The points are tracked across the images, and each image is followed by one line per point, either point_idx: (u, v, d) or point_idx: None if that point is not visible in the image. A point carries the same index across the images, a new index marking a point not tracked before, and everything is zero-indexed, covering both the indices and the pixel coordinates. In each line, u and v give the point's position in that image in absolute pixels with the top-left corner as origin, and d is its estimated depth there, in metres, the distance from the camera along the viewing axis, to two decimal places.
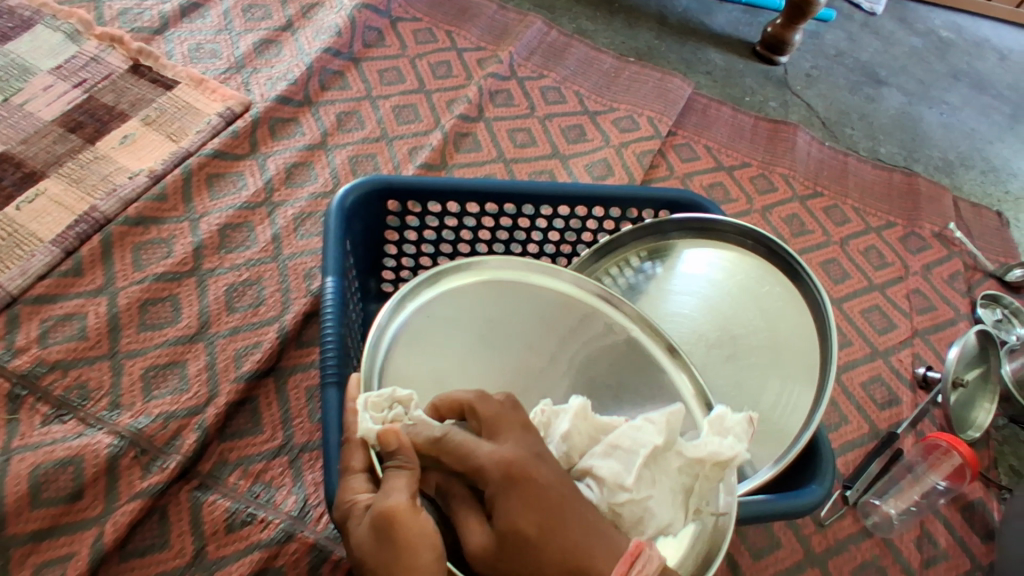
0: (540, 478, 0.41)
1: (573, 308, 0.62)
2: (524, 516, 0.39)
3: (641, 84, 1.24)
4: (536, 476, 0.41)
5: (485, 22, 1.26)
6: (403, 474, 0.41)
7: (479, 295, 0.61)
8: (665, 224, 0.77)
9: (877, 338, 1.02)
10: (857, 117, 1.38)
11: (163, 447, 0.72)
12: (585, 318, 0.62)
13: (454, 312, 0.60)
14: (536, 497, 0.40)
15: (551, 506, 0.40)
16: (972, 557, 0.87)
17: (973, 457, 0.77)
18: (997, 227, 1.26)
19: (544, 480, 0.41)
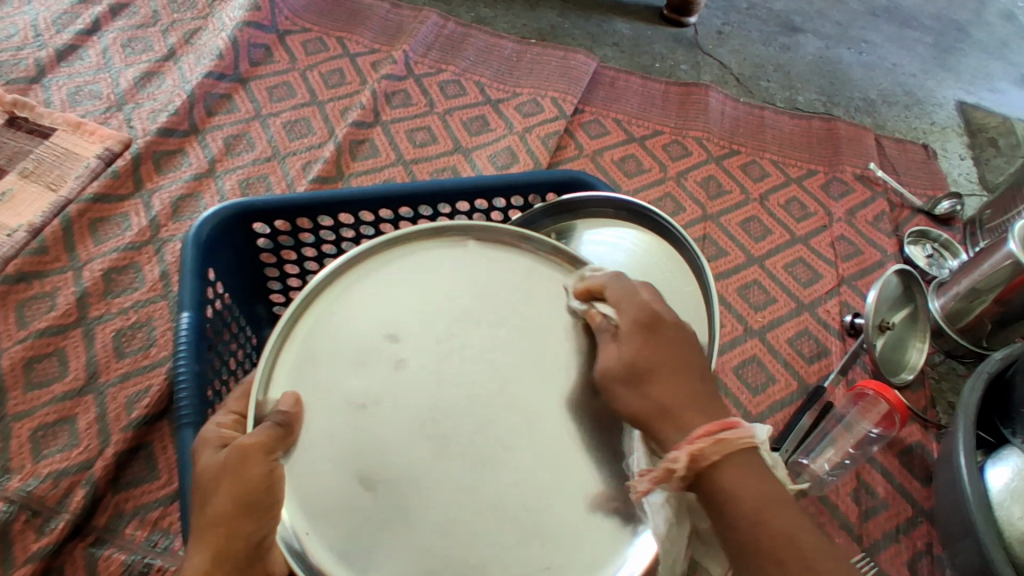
0: (668, 334, 0.43)
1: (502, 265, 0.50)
2: (653, 361, 0.42)
3: (543, 65, 1.21)
4: (665, 332, 0.43)
5: (378, 24, 1.24)
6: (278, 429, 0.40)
7: (381, 279, 0.47)
8: (533, 214, 0.74)
9: (803, 291, 0.99)
10: (773, 68, 1.35)
11: (56, 506, 0.69)
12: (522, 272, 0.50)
13: (356, 307, 0.46)
14: (674, 357, 0.43)
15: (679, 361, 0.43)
16: (913, 503, 0.82)
17: (903, 406, 0.72)
18: (923, 159, 1.22)
19: (672, 338, 0.44)
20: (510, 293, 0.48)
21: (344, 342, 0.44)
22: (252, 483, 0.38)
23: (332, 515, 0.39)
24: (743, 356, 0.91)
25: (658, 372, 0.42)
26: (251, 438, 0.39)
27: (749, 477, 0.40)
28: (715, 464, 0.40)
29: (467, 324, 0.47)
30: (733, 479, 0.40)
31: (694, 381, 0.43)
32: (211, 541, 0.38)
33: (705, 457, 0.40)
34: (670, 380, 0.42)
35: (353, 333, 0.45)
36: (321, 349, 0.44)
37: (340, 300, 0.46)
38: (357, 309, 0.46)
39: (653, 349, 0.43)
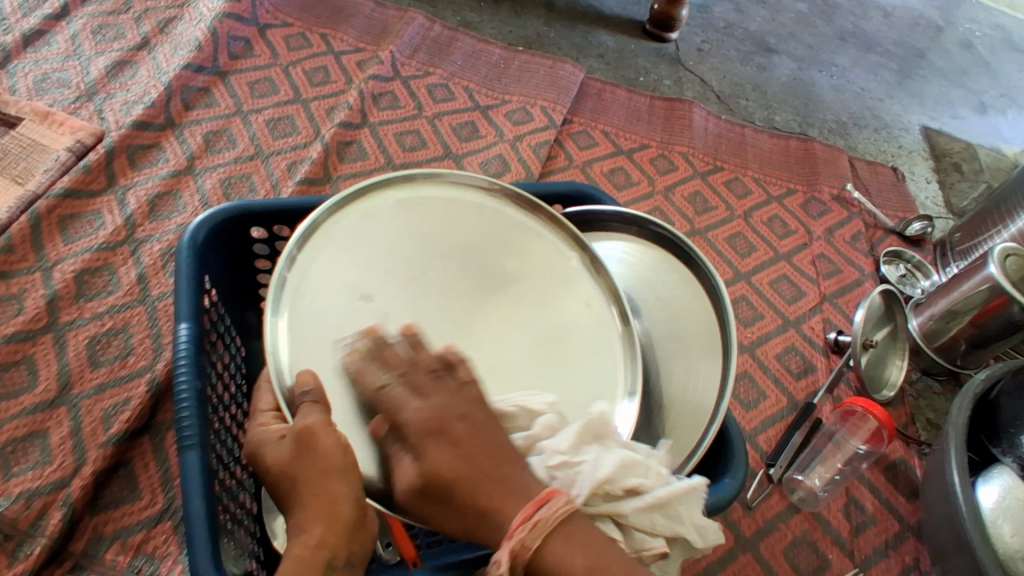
0: (456, 430, 0.40)
1: (437, 211, 0.55)
2: (444, 462, 0.39)
3: (531, 73, 1.21)
4: (453, 429, 0.40)
5: (363, 22, 1.21)
6: (316, 408, 0.43)
7: (340, 249, 0.50)
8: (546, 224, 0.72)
9: (788, 308, 1.01)
10: (751, 87, 1.38)
11: (30, 530, 0.64)
12: (452, 207, 0.55)
13: (329, 277, 0.49)
14: (457, 443, 0.40)
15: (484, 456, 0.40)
16: (900, 518, 0.84)
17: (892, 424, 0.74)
18: (893, 182, 1.27)
19: (462, 431, 0.41)
20: (457, 238, 0.55)
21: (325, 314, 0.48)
22: (328, 457, 0.41)
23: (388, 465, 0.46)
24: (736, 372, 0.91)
25: (448, 465, 0.39)
26: (302, 422, 0.42)
27: (578, 544, 0.38)
28: (541, 549, 0.38)
29: (430, 273, 0.53)
30: (561, 555, 0.38)
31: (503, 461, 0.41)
32: (316, 522, 0.41)
33: (526, 548, 0.38)
34: (472, 476, 0.39)
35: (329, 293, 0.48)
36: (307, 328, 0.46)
37: (305, 280, 0.48)
38: (324, 279, 0.49)
39: (439, 454, 0.39)
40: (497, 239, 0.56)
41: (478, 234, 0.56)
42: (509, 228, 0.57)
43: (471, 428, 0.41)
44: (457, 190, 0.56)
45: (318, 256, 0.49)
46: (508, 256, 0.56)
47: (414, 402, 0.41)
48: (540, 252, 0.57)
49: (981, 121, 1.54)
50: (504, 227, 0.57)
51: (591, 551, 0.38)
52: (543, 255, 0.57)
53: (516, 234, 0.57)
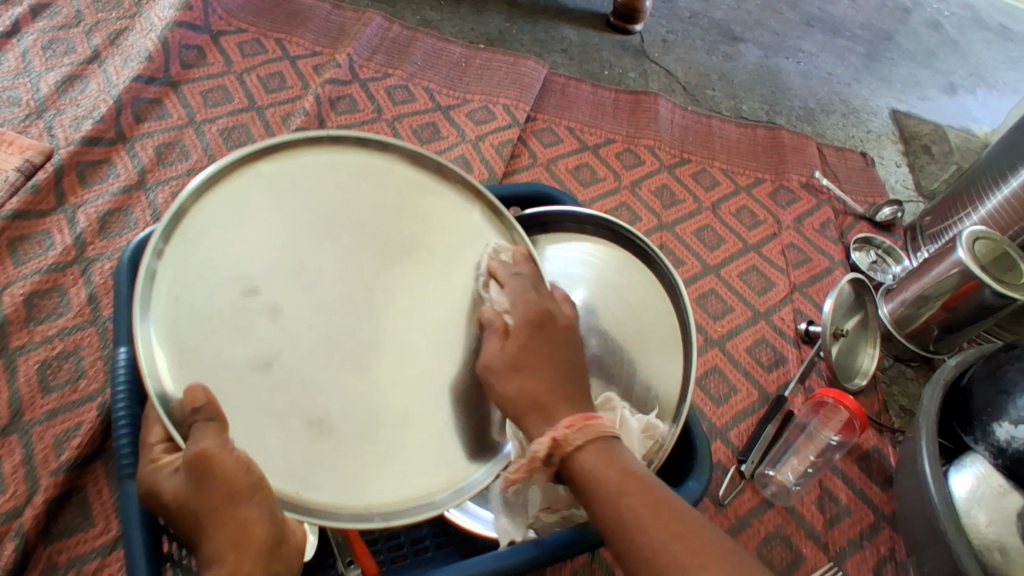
0: (551, 329, 0.49)
1: (322, 180, 0.48)
2: (520, 345, 0.47)
3: (493, 71, 1.19)
4: (547, 327, 0.49)
5: (320, 25, 1.19)
6: (212, 427, 0.39)
7: (217, 238, 0.43)
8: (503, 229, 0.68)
9: (757, 300, 1.00)
10: (717, 77, 1.36)
11: None
12: (333, 171, 0.48)
13: (213, 277, 0.42)
14: (540, 340, 0.48)
15: (551, 356, 0.48)
16: (874, 508, 0.83)
17: (863, 414, 0.73)
18: (863, 167, 1.26)
19: (552, 334, 0.49)
20: (349, 207, 0.48)
21: (202, 313, 0.41)
22: (229, 478, 0.38)
23: (301, 454, 0.43)
24: (706, 367, 0.90)
25: (528, 345, 0.47)
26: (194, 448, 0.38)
27: (610, 460, 0.45)
28: (579, 449, 0.45)
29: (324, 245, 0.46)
30: (593, 462, 0.44)
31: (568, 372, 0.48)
32: (222, 538, 0.41)
33: (568, 443, 0.44)
34: (546, 372, 0.47)
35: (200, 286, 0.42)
36: (187, 336, 0.41)
37: (177, 286, 0.41)
38: (200, 279, 0.42)
39: (535, 339, 0.48)
40: (393, 202, 0.50)
41: (374, 200, 0.49)
42: (404, 188, 0.51)
43: (562, 335, 0.49)
44: (337, 155, 0.49)
45: (185, 256, 0.42)
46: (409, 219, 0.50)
47: (520, 299, 0.49)
48: (438, 212, 0.51)
49: (950, 102, 1.53)
50: (400, 187, 0.50)
51: (621, 468, 0.44)
52: (441, 212, 0.52)
53: (415, 195, 0.51)
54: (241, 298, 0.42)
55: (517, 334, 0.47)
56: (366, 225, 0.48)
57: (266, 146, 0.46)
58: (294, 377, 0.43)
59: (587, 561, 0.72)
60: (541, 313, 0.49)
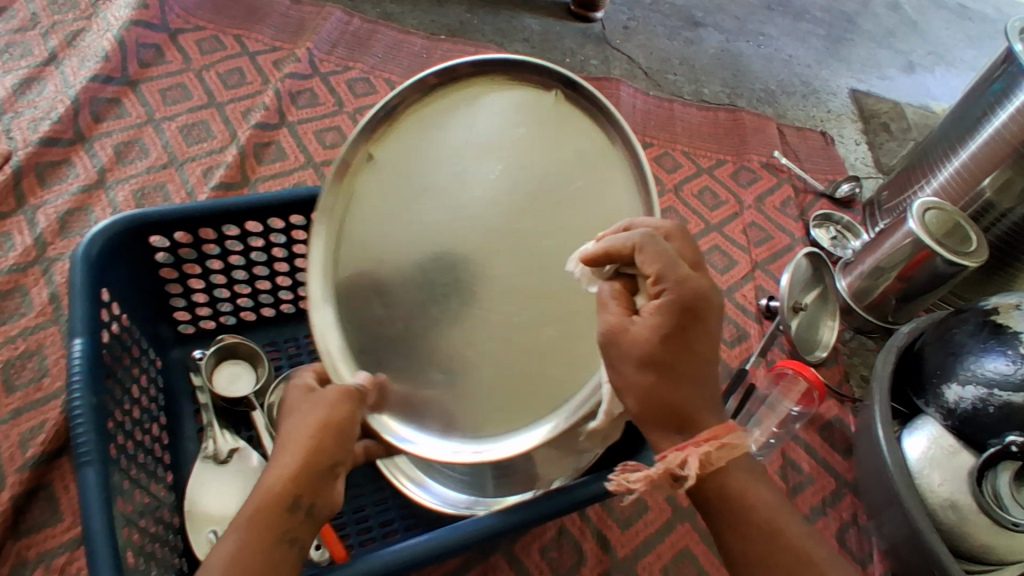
0: (698, 340, 0.45)
1: (456, 127, 0.52)
2: (671, 348, 0.44)
3: (455, 61, 1.20)
4: (698, 330, 0.45)
5: (279, 21, 1.19)
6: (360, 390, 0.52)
7: (376, 210, 0.53)
8: None
9: (720, 278, 1.02)
10: (679, 62, 1.38)
11: None
12: (471, 111, 0.52)
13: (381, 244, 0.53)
14: (688, 341, 0.45)
15: (692, 360, 0.45)
16: (836, 475, 0.85)
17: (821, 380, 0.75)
18: (823, 146, 1.29)
19: (701, 342, 0.45)
20: (498, 142, 0.52)
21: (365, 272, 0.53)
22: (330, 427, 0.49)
23: (449, 391, 0.52)
24: None
25: (673, 348, 0.44)
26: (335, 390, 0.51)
27: (741, 478, 0.48)
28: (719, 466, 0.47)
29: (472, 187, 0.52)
30: (730, 480, 0.48)
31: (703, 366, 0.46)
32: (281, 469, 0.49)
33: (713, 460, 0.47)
34: (691, 383, 0.46)
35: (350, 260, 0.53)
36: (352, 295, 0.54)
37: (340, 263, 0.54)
38: (364, 247, 0.53)
39: (686, 342, 0.45)
40: (522, 135, 0.52)
41: (513, 132, 0.52)
42: (538, 115, 0.52)
43: (704, 336, 0.45)
44: (465, 98, 0.52)
45: (359, 230, 0.53)
46: (537, 147, 0.52)
47: (668, 284, 0.44)
48: (570, 130, 0.52)
49: (909, 80, 1.56)
50: (534, 113, 0.52)
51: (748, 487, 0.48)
52: (570, 129, 0.52)
53: (548, 120, 0.52)
54: (420, 256, 0.52)
55: (650, 318, 0.44)
56: (504, 149, 0.52)
57: (420, 85, 0.51)
58: (453, 293, 0.52)
59: (554, 537, 0.72)
60: (695, 302, 0.44)
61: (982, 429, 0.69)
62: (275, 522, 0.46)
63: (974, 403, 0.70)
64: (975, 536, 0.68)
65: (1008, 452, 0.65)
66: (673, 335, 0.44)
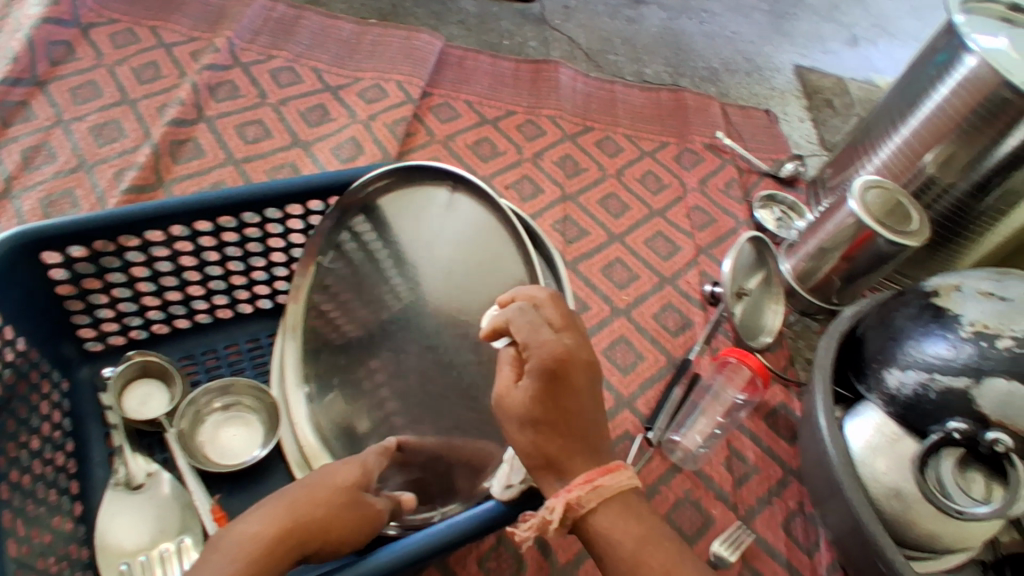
0: (575, 385, 0.46)
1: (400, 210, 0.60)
2: (541, 404, 0.46)
3: (385, 47, 1.14)
4: (573, 379, 0.46)
5: (197, 10, 1.12)
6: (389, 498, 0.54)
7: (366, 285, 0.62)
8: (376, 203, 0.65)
9: (663, 265, 0.99)
10: (620, 42, 1.34)
11: None
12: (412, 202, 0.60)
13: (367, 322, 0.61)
14: (556, 396, 0.46)
15: (563, 412, 0.47)
16: (782, 464, 0.84)
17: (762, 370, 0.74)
18: (766, 124, 1.27)
19: (577, 386, 0.47)
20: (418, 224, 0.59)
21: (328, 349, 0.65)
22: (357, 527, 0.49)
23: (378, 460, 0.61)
24: (612, 337, 0.89)
25: (545, 407, 0.46)
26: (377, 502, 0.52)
27: (625, 521, 0.48)
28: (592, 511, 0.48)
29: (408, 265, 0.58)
30: (608, 523, 0.48)
31: (582, 426, 0.48)
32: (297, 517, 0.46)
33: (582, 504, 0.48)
34: (566, 437, 0.47)
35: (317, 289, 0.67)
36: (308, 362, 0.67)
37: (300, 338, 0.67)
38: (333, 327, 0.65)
39: (558, 396, 0.46)
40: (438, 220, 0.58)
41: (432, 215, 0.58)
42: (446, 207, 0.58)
43: (584, 374, 0.47)
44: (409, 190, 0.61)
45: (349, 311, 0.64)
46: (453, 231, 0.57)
47: (541, 341, 0.45)
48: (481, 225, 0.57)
49: (852, 54, 1.55)
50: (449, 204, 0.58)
51: (632, 527, 0.48)
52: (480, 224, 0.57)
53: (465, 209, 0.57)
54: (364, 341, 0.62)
55: (530, 386, 0.46)
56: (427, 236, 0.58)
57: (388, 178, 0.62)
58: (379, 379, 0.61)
59: (493, 546, 0.70)
60: (563, 361, 0.45)
61: (925, 414, 0.67)
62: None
63: (916, 389, 0.67)
64: (919, 524, 0.67)
65: (950, 439, 0.63)
66: (542, 397, 0.46)
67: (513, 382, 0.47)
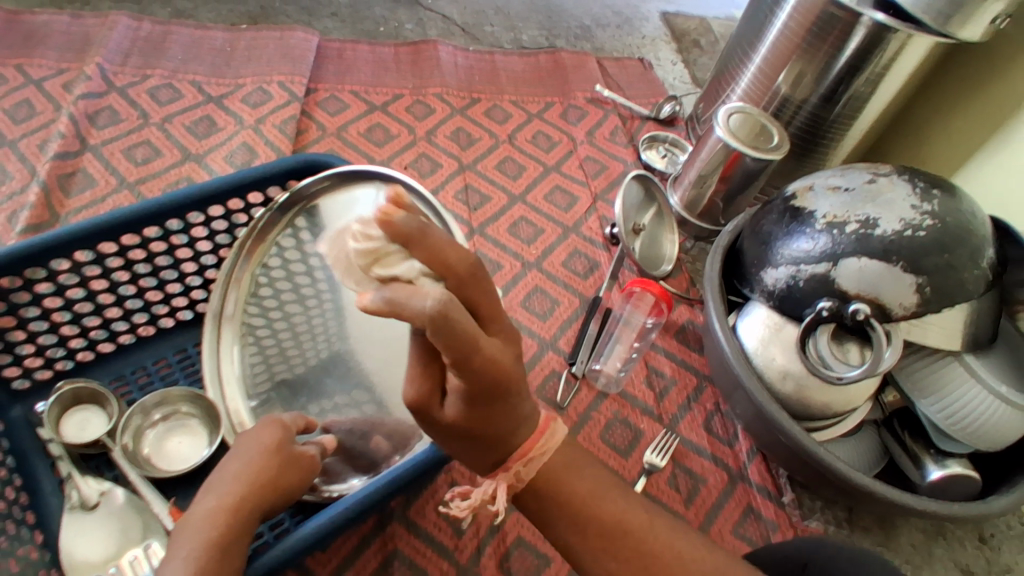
0: (509, 381, 0.43)
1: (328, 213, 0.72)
2: (474, 414, 0.44)
3: (262, 49, 1.15)
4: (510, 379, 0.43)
5: (59, 40, 1.10)
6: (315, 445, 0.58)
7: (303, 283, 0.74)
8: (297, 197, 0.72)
9: (565, 216, 1.06)
10: (493, 13, 1.39)
11: None
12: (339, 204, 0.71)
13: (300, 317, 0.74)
14: (491, 400, 0.43)
15: (499, 406, 0.45)
16: (696, 372, 0.92)
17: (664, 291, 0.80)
18: (641, 71, 1.35)
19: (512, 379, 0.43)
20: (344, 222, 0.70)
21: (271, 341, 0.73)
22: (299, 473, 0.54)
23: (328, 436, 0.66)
24: (527, 289, 0.95)
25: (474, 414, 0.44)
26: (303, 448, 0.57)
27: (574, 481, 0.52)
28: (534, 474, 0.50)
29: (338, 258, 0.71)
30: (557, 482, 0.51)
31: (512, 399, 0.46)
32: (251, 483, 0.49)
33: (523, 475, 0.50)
34: (498, 419, 0.46)
35: (251, 296, 0.73)
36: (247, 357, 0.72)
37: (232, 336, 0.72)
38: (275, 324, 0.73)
39: (489, 405, 0.44)
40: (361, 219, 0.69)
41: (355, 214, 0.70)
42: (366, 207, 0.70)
43: (517, 369, 0.43)
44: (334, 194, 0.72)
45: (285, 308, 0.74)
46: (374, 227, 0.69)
47: (475, 358, 0.39)
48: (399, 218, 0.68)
49: None
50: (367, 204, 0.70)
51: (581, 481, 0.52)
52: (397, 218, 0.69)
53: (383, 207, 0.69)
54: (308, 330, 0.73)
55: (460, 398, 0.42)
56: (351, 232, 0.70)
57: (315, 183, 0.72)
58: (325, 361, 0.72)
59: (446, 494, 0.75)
60: (499, 372, 0.41)
61: (797, 302, 0.76)
62: (234, 546, 0.46)
63: (788, 281, 0.76)
64: (812, 398, 0.76)
65: (821, 318, 0.72)
66: (472, 409, 0.43)
67: (436, 394, 0.43)
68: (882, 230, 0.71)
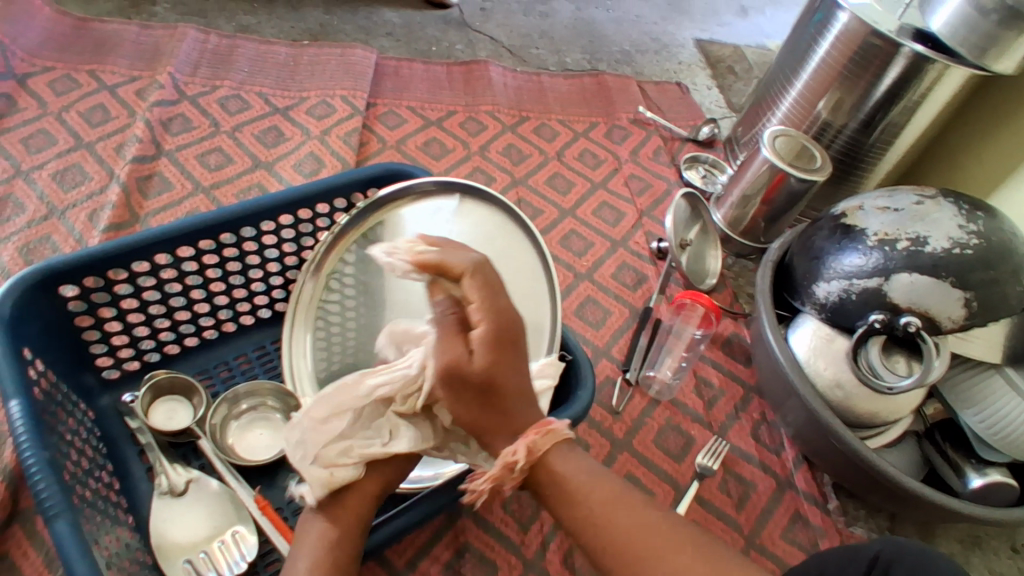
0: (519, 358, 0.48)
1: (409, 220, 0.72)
2: (501, 374, 0.47)
3: (323, 65, 1.21)
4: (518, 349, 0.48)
5: (131, 50, 1.15)
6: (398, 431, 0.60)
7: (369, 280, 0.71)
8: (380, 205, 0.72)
9: (613, 230, 1.10)
10: (538, 36, 1.45)
11: None
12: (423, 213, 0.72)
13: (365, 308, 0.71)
14: (511, 365, 0.48)
15: (512, 379, 0.48)
16: (742, 383, 0.96)
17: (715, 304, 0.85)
18: (680, 95, 1.40)
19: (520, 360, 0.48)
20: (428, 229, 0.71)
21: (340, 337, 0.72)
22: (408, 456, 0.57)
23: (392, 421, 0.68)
24: (580, 299, 0.99)
25: (502, 376, 0.47)
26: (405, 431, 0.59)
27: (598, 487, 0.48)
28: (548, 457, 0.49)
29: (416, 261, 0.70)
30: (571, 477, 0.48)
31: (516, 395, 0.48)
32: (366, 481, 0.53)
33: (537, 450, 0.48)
34: (514, 398, 0.48)
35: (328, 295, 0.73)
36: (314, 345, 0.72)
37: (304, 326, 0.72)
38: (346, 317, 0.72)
39: (509, 363, 0.47)
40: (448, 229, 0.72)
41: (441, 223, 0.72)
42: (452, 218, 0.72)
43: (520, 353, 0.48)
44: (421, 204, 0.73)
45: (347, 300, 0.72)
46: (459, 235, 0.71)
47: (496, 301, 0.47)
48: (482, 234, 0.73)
49: (744, 24, 1.71)
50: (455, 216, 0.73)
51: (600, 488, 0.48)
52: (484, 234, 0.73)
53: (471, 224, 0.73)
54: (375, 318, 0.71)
55: (486, 351, 0.46)
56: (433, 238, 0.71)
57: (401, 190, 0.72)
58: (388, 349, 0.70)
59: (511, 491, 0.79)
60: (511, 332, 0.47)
61: (849, 314, 0.80)
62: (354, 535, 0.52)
63: (840, 295, 0.80)
64: (861, 406, 0.80)
65: (872, 329, 0.76)
66: (496, 364, 0.46)
67: (463, 356, 0.46)
68: (931, 248, 0.76)
